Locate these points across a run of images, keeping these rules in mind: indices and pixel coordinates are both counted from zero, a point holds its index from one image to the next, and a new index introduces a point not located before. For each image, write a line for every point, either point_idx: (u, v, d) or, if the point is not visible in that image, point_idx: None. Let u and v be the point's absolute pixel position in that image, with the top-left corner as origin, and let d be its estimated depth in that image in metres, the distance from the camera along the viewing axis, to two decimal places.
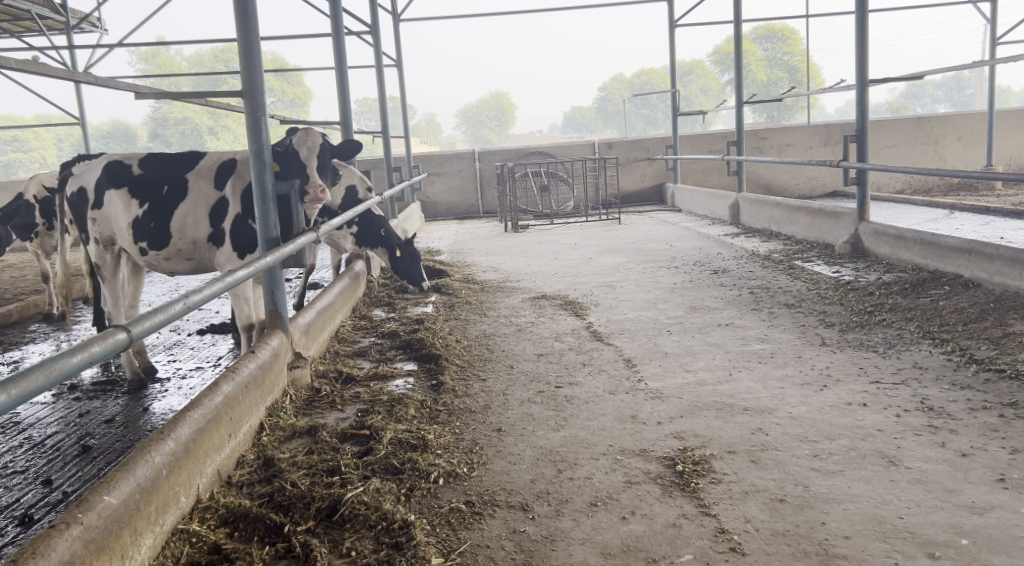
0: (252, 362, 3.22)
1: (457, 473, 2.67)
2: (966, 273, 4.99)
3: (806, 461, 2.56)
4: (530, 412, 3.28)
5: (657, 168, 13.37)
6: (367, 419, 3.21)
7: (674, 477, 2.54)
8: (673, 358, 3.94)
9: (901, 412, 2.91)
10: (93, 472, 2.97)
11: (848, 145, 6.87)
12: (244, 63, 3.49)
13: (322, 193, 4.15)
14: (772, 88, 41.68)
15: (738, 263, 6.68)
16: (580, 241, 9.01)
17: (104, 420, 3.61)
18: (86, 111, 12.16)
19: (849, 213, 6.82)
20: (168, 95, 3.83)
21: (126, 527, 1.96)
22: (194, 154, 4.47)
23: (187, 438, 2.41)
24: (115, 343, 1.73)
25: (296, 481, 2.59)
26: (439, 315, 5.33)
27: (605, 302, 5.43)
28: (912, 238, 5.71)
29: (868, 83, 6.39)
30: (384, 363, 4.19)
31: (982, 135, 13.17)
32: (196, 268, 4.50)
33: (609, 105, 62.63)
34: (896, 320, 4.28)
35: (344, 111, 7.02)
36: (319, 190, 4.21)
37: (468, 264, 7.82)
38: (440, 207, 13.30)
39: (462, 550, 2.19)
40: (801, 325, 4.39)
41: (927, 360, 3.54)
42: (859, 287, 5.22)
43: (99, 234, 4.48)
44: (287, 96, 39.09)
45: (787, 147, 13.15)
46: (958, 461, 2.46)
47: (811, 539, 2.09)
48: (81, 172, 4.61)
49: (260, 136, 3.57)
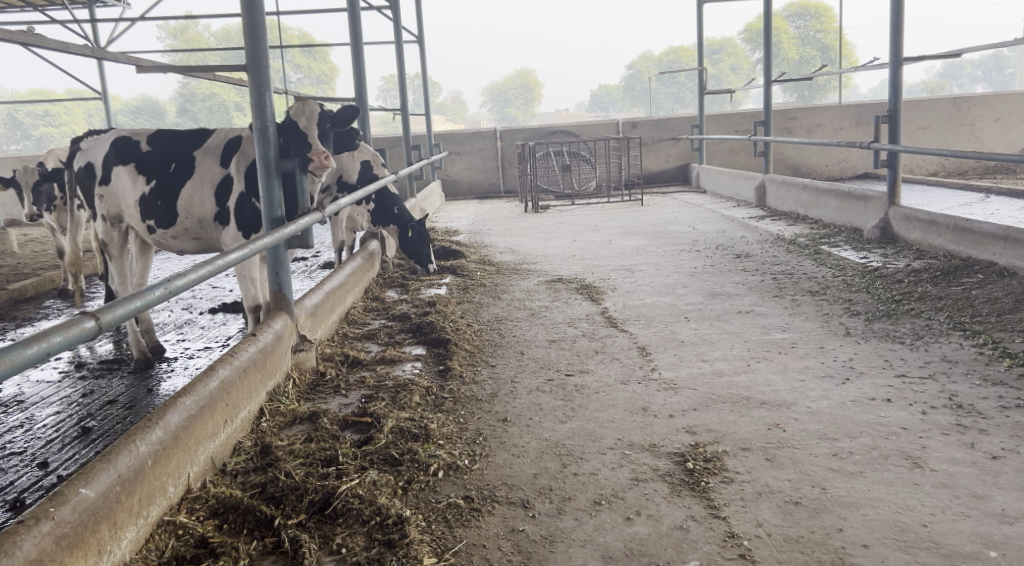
0: (253, 345, 3.13)
1: (457, 466, 2.57)
2: (1001, 261, 4.77)
3: (825, 461, 2.42)
4: (538, 402, 3.17)
5: (682, 148, 13.12)
6: (370, 406, 3.12)
7: (683, 475, 2.42)
8: (690, 347, 3.80)
9: (927, 409, 2.76)
10: (89, 456, 2.92)
11: (879, 127, 6.61)
12: (249, 39, 3.37)
13: (329, 158, 3.81)
14: (803, 68, 40.98)
15: (762, 247, 6.50)
16: (600, 223, 8.85)
17: (108, 401, 3.56)
18: (109, 85, 12.12)
19: (879, 197, 6.59)
20: (172, 69, 3.71)
21: (106, 520, 1.89)
22: (202, 130, 4.38)
23: (177, 426, 2.33)
24: (81, 332, 1.63)
25: (291, 471, 2.50)
26: (452, 298, 5.23)
27: (623, 287, 5.29)
28: (945, 224, 5.48)
29: (902, 61, 6.12)
30: (392, 347, 4.09)
31: (1022, 116, 12.74)
32: (204, 249, 4.43)
33: (637, 84, 61.91)
34: (925, 310, 4.09)
35: (360, 88, 6.89)
36: (324, 156, 3.87)
37: (486, 245, 7.70)
38: (461, 185, 13.18)
39: (457, 549, 2.09)
40: (825, 314, 4.22)
41: (957, 353, 3.36)
42: (887, 274, 5.03)
43: (106, 211, 4.45)
44: (313, 73, 39.05)
45: (817, 127, 12.83)
46: (988, 464, 2.30)
47: (826, 547, 1.96)
48: (89, 147, 4.56)
49: (263, 112, 3.45)
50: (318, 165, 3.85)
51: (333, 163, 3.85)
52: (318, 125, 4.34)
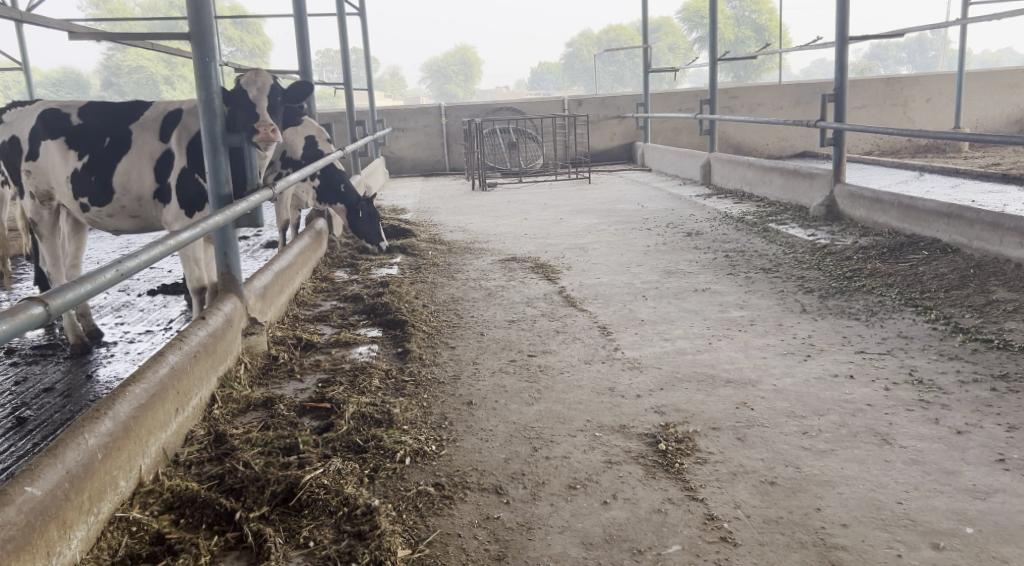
0: (202, 330, 2.96)
1: (425, 452, 2.49)
2: (944, 238, 4.89)
3: (796, 439, 2.42)
4: (502, 384, 3.11)
5: (627, 127, 13.15)
6: (328, 392, 3.00)
7: (656, 456, 2.39)
8: (650, 326, 3.78)
9: (890, 385, 2.79)
10: (27, 448, 2.73)
11: (825, 105, 6.68)
12: (192, 5, 3.17)
13: (277, 132, 3.66)
14: (739, 47, 41.76)
15: (712, 225, 6.55)
16: (549, 201, 8.79)
17: (43, 389, 3.34)
18: (28, 54, 11.38)
19: (824, 174, 6.70)
20: (106, 35, 3.45)
21: (54, 520, 1.74)
22: (139, 102, 4.13)
23: (127, 416, 2.18)
24: (29, 319, 1.47)
25: (250, 461, 2.37)
26: (404, 278, 5.10)
27: (578, 266, 5.25)
28: (890, 201, 5.60)
29: (847, 41, 6.19)
30: (346, 329, 3.96)
31: (951, 97, 13.18)
32: (143, 228, 4.20)
33: (577, 62, 62.00)
34: (876, 287, 4.17)
35: (303, 60, 6.63)
36: (271, 130, 3.69)
37: (434, 223, 7.56)
38: (405, 162, 12.94)
39: (431, 539, 2.01)
40: (780, 291, 4.25)
41: (912, 329, 3.42)
42: (836, 251, 5.11)
43: (34, 188, 4.17)
44: (246, 46, 37.69)
45: (758, 107, 13.01)
46: (954, 439, 2.34)
47: (807, 528, 1.95)
48: (13, 120, 4.26)
49: (209, 83, 3.26)
50: (263, 137, 3.64)
51: (281, 138, 3.68)
52: (268, 97, 4.14)
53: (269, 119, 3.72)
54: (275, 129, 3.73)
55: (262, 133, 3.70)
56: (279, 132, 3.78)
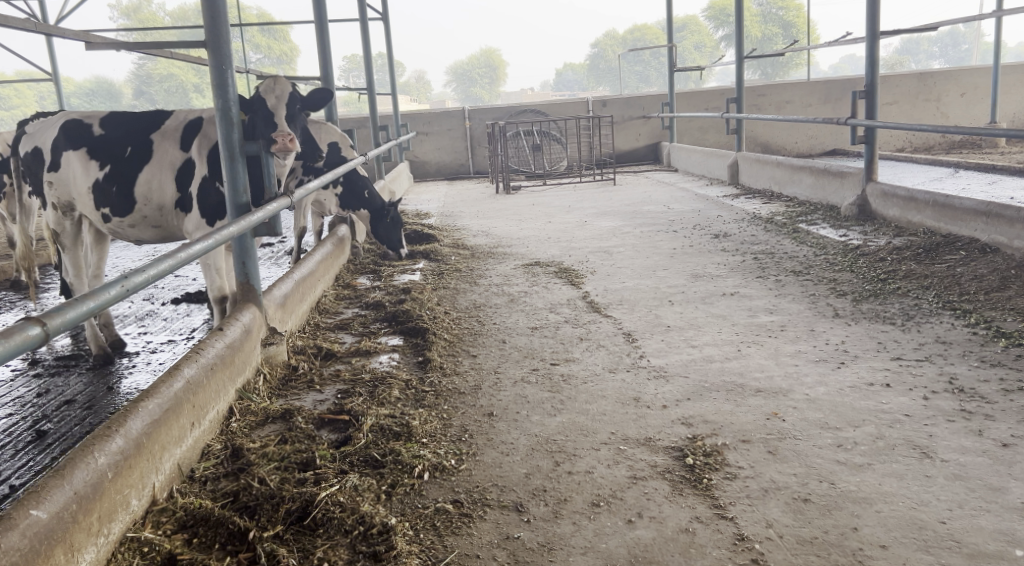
0: (219, 341, 2.92)
1: (444, 467, 2.42)
2: (982, 237, 4.72)
3: (830, 453, 2.31)
4: (524, 394, 3.03)
5: (652, 127, 13.02)
6: (347, 403, 2.95)
7: (684, 471, 2.30)
8: (677, 332, 3.68)
9: (929, 394, 2.67)
10: (44, 463, 2.71)
11: (855, 102, 6.50)
12: (208, 16, 3.13)
13: (295, 140, 3.62)
14: (765, 45, 41.46)
15: (740, 227, 6.40)
16: (574, 204, 8.68)
17: (64, 402, 3.33)
18: (58, 64, 11.53)
19: (855, 173, 6.53)
20: (125, 45, 3.44)
21: (60, 543, 1.70)
22: (159, 111, 4.13)
23: (140, 433, 2.14)
24: (24, 340, 1.42)
25: (266, 477, 2.32)
26: (426, 284, 5.05)
27: (602, 270, 5.15)
28: (924, 200, 5.42)
29: (878, 36, 6.02)
30: (367, 337, 3.91)
31: (985, 91, 12.85)
32: (164, 237, 4.19)
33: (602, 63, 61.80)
34: (912, 289, 4.02)
35: (325, 67, 6.61)
36: (289, 139, 3.65)
37: (458, 227, 7.50)
38: (429, 166, 12.92)
39: (447, 561, 1.94)
40: (811, 295, 4.12)
41: (950, 334, 3.28)
42: (868, 252, 4.96)
43: (56, 199, 4.18)
44: (273, 52, 38.04)
45: (786, 105, 12.79)
46: (999, 453, 2.21)
47: (843, 549, 1.85)
48: (36, 131, 4.29)
49: (225, 91, 3.21)
50: (280, 147, 3.60)
51: (299, 147, 3.65)
52: (287, 104, 4.11)
53: (286, 128, 3.69)
54: (292, 137, 3.69)
55: (280, 142, 3.66)
56: (297, 140, 3.75)
